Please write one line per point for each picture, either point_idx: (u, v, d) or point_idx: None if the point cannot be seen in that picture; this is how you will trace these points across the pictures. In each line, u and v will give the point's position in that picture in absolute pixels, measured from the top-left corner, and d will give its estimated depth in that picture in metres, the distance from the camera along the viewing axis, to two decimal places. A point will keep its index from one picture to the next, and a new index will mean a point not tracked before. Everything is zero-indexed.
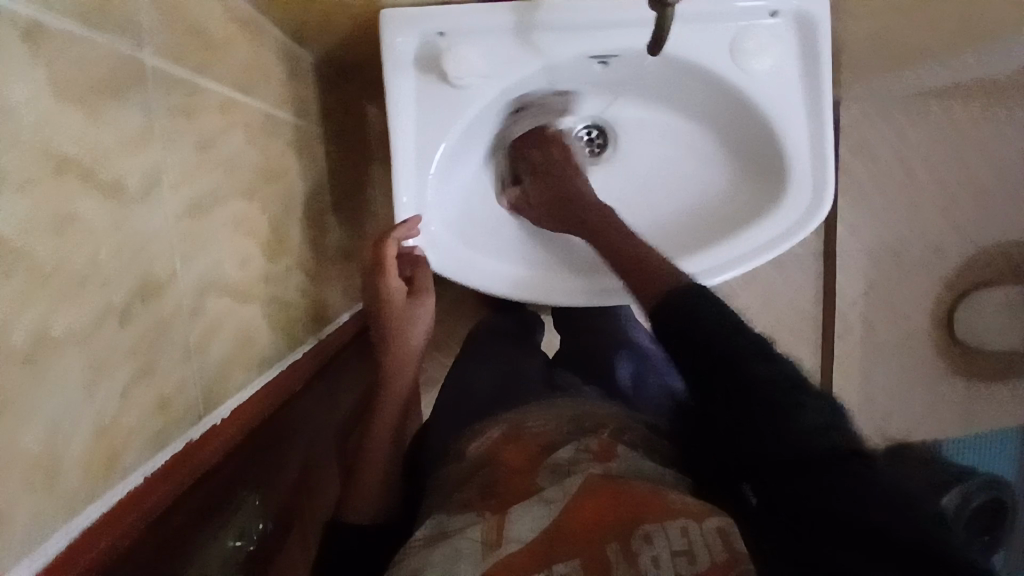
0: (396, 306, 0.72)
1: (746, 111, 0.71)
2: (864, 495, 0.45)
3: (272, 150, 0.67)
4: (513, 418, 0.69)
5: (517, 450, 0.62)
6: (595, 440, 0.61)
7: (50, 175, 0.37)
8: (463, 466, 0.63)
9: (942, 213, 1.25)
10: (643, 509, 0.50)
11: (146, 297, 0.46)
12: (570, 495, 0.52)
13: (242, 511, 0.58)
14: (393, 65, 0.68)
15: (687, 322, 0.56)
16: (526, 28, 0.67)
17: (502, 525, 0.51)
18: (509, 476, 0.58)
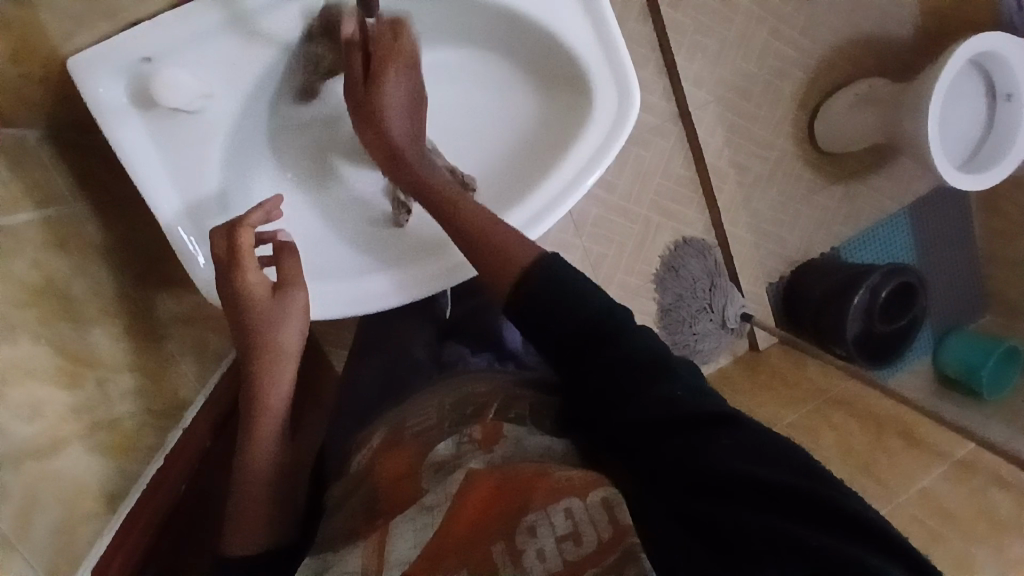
0: (259, 306, 0.59)
1: (526, 26, 0.65)
2: (739, 454, 0.45)
3: (17, 268, 0.55)
4: (393, 421, 0.66)
5: (395, 458, 0.58)
6: (478, 426, 0.57)
7: None
8: (349, 484, 0.60)
9: (773, 33, 1.22)
10: (526, 493, 0.47)
11: None
12: (450, 497, 0.48)
13: None
14: (107, 116, 0.55)
15: (556, 302, 0.53)
16: (241, 19, 0.56)
17: (383, 547, 0.48)
18: (389, 487, 0.55)
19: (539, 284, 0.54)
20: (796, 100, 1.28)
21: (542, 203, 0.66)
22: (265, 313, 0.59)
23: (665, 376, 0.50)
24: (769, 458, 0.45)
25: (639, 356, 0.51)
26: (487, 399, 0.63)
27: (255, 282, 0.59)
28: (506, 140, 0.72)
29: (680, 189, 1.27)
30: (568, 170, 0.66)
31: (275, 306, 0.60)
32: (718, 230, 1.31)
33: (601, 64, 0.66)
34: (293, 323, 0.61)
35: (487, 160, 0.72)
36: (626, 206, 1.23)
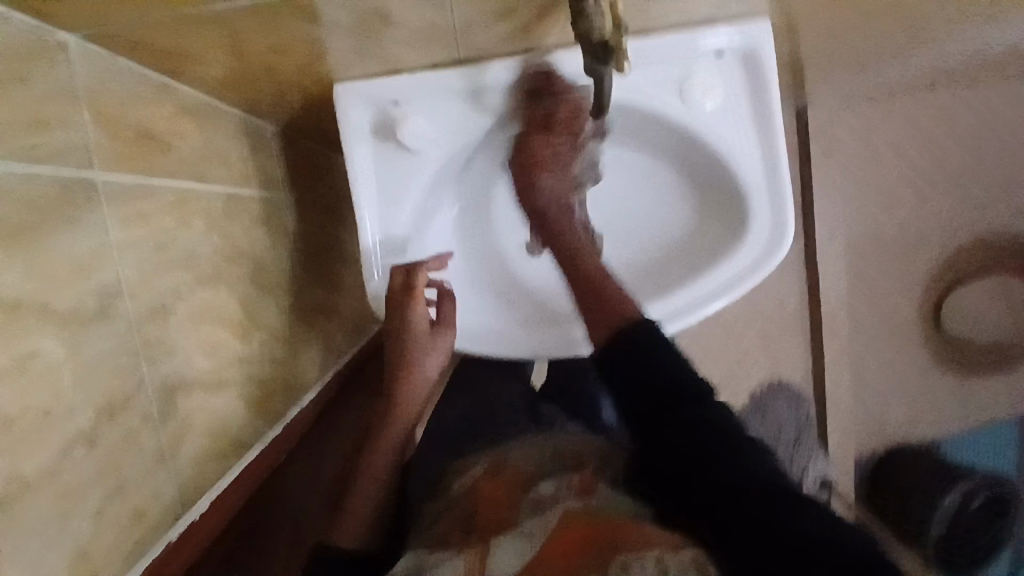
0: (418, 334, 0.73)
1: (703, 150, 0.72)
2: (819, 522, 0.47)
3: (237, 230, 0.67)
4: (495, 456, 0.73)
5: (495, 484, 0.65)
6: (577, 477, 0.62)
7: (4, 319, 0.38)
8: (448, 500, 0.67)
9: (918, 206, 1.25)
10: (619, 538, 0.51)
11: (114, 412, 0.46)
12: (550, 530, 0.54)
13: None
14: (352, 137, 0.69)
15: (643, 355, 0.55)
16: (476, 92, 0.68)
17: (484, 557, 0.55)
18: (486, 508, 0.62)
19: (638, 334, 0.56)
20: (927, 276, 1.27)
21: (677, 306, 0.72)
22: (419, 339, 0.73)
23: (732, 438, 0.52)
24: (840, 526, 0.47)
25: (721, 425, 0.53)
26: (585, 454, 0.68)
27: (419, 314, 0.72)
28: (656, 244, 0.79)
29: (789, 330, 1.28)
30: (700, 288, 0.72)
31: (430, 339, 0.73)
32: (818, 380, 1.30)
33: (760, 203, 0.71)
34: (439, 353, 0.74)
35: (633, 256, 0.78)
36: (729, 329, 1.27)
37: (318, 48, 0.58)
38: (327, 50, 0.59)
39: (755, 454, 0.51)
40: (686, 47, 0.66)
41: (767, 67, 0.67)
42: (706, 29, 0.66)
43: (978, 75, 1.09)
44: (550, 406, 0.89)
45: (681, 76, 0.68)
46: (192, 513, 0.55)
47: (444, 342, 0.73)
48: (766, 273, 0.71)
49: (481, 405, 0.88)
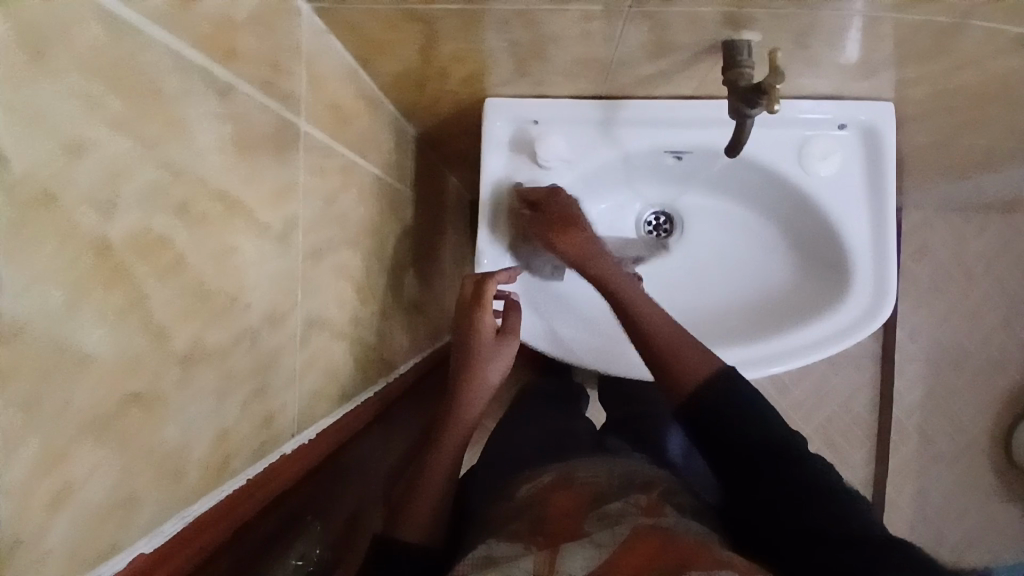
0: (484, 341, 0.77)
1: (809, 210, 0.76)
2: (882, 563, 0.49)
3: (375, 208, 0.75)
4: (563, 469, 0.72)
5: (565, 496, 0.64)
6: (644, 499, 0.63)
7: (222, 212, 0.45)
8: (511, 505, 0.66)
9: (1003, 323, 1.24)
10: (690, 559, 0.51)
11: (272, 321, 0.52)
12: (618, 543, 0.53)
13: (302, 538, 0.60)
14: (490, 146, 0.76)
15: (715, 401, 0.62)
16: (609, 123, 0.75)
17: (553, 563, 0.52)
18: (557, 515, 0.61)
19: (713, 384, 0.63)
20: (1004, 396, 1.24)
21: (766, 352, 0.74)
22: (485, 347, 0.77)
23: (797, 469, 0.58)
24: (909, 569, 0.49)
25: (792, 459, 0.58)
26: (650, 481, 0.69)
27: (486, 322, 0.77)
28: (749, 294, 0.82)
29: (854, 424, 1.26)
30: (794, 338, 0.74)
31: (496, 345, 0.77)
32: (878, 483, 1.26)
33: (865, 269, 0.74)
34: (503, 361, 0.77)
35: (726, 303, 0.82)
36: (791, 413, 1.27)
37: (488, 62, 0.67)
38: (497, 65, 0.67)
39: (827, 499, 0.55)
40: (812, 113, 0.72)
41: (887, 142, 0.72)
42: (832, 102, 0.72)
43: None
44: (612, 437, 0.90)
45: (803, 139, 0.74)
46: (303, 436, 0.60)
47: (509, 349, 0.77)
48: (862, 335, 0.72)
49: (547, 426, 0.90)
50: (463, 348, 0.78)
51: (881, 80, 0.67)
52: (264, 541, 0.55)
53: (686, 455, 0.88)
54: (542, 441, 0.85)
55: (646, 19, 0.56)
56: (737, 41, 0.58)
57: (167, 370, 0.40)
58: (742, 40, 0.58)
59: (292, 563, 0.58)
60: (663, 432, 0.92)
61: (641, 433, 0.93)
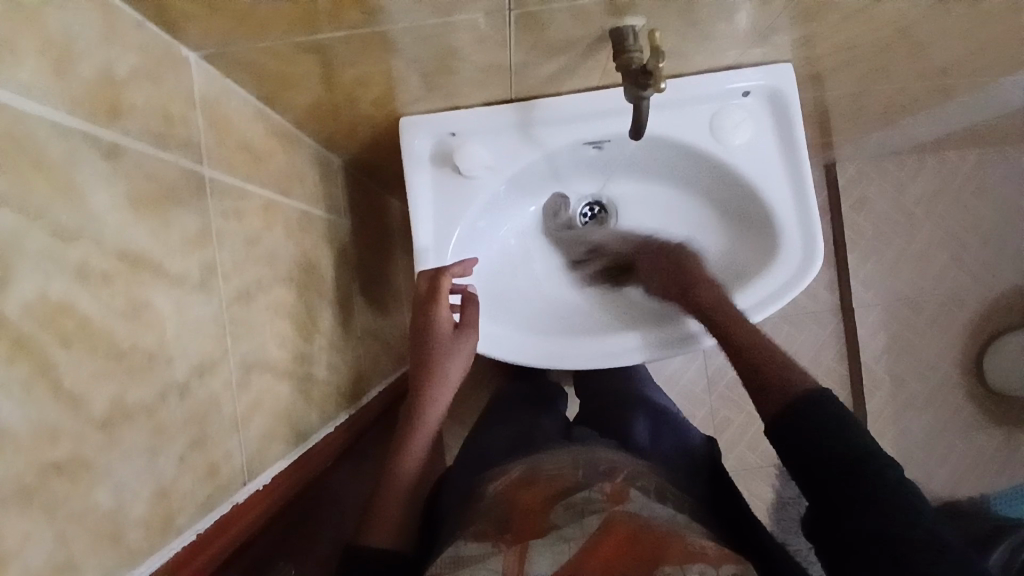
0: (441, 337, 0.75)
1: (730, 179, 0.78)
2: None
3: (307, 243, 0.74)
4: (530, 463, 0.72)
5: (532, 492, 0.64)
6: (609, 484, 0.63)
7: (127, 270, 0.45)
8: (481, 503, 0.66)
9: (952, 259, 1.26)
10: (661, 550, 0.52)
11: (202, 371, 0.52)
12: (588, 535, 0.53)
13: None
14: (412, 164, 0.76)
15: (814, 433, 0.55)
16: (526, 124, 0.76)
17: (522, 560, 0.52)
18: (523, 514, 0.60)
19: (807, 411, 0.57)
20: (965, 330, 1.26)
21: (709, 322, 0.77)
22: (442, 343, 0.74)
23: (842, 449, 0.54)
24: None
25: (848, 447, 0.54)
26: (617, 465, 0.69)
27: (442, 319, 0.75)
28: None
29: (827, 379, 1.27)
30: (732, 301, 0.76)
31: (453, 341, 0.75)
32: None
33: (789, 227, 0.75)
34: (461, 356, 0.75)
35: None
36: None
37: (392, 84, 0.67)
38: (403, 85, 0.68)
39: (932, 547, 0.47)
40: (717, 86, 0.74)
41: (791, 103, 0.74)
42: (733, 70, 0.74)
43: (1003, 130, 1.14)
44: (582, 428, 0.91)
45: (712, 111, 0.76)
46: (256, 483, 0.59)
47: (466, 345, 0.75)
48: (796, 291, 0.74)
49: (517, 425, 0.90)
50: (421, 344, 0.76)
51: (774, 44, 0.69)
52: None
53: (654, 434, 0.87)
54: (511, 441, 0.85)
55: (531, 19, 0.57)
56: (620, 28, 0.60)
57: (90, 435, 0.40)
58: (625, 26, 0.59)
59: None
60: (630, 414, 0.92)
61: (610, 421, 0.92)
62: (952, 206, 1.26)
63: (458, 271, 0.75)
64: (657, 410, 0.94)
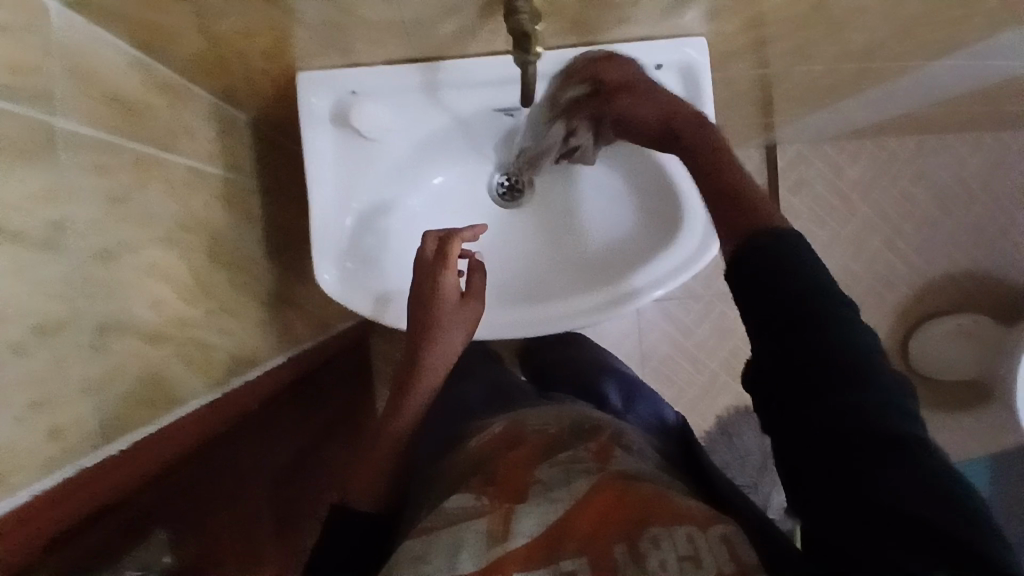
0: (445, 301, 0.72)
1: (641, 153, 0.77)
2: (937, 494, 0.40)
3: (197, 202, 0.71)
4: (515, 416, 0.73)
5: (522, 449, 0.63)
6: (594, 443, 0.64)
7: None
8: (464, 456, 0.67)
9: (886, 243, 1.26)
10: (650, 512, 0.50)
11: (44, 332, 0.50)
12: (576, 496, 0.53)
13: (151, 544, 0.59)
14: (310, 123, 0.73)
15: (771, 263, 0.51)
16: (431, 86, 0.73)
17: (507, 518, 0.52)
18: (505, 471, 0.60)
19: (762, 242, 0.52)
20: (896, 313, 1.27)
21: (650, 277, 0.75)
22: (447, 308, 0.72)
23: (795, 287, 0.49)
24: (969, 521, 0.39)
25: (799, 284, 0.49)
26: (601, 423, 0.71)
27: (449, 282, 0.72)
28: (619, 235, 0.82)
29: None
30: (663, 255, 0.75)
31: (458, 308, 0.73)
32: None
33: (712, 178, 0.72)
34: (462, 330, 0.73)
35: (599, 243, 0.83)
36: (700, 354, 1.31)
37: (281, 37, 0.64)
38: (294, 40, 0.65)
39: (874, 403, 0.44)
40: (627, 55, 0.72)
41: (703, 78, 0.73)
42: (645, 41, 0.72)
43: (940, 117, 1.13)
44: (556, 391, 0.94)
45: None
46: (106, 450, 0.56)
47: (469, 313, 0.73)
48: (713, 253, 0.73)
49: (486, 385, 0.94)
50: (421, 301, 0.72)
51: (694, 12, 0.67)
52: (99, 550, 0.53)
53: (623, 394, 0.94)
54: (484, 399, 0.90)
55: None
56: None
57: None
58: None
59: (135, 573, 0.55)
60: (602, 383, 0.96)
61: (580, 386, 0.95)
62: (891, 190, 1.26)
63: (470, 235, 0.72)
64: (626, 378, 0.98)
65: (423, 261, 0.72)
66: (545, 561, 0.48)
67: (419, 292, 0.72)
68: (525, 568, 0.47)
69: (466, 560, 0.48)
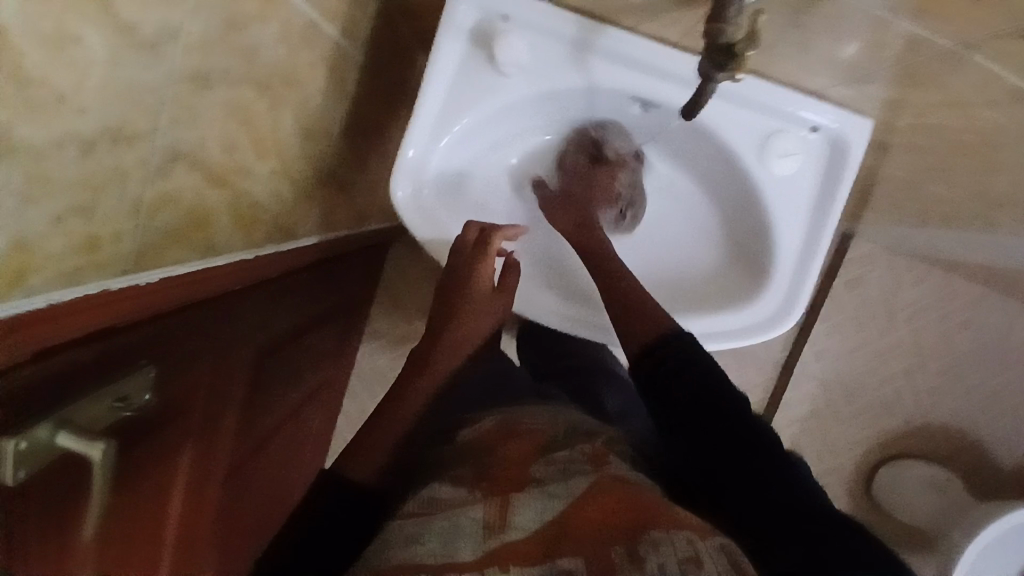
0: (479, 290, 0.69)
1: (751, 204, 0.73)
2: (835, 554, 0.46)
3: (304, 57, 0.66)
4: (508, 414, 0.67)
5: (514, 444, 0.59)
6: (590, 446, 0.58)
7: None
8: (456, 447, 0.62)
9: (904, 372, 1.25)
10: (648, 513, 0.48)
11: (116, 138, 0.45)
12: (576, 495, 0.50)
13: (142, 374, 0.54)
14: (449, 27, 0.67)
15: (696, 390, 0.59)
16: (585, 46, 0.68)
17: (506, 510, 0.51)
18: (504, 464, 0.56)
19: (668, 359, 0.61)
20: (880, 438, 1.28)
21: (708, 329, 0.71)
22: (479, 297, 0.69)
23: (722, 410, 0.58)
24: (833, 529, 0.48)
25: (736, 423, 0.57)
26: (598, 428, 0.64)
27: (488, 272, 0.69)
28: (693, 279, 0.76)
29: None
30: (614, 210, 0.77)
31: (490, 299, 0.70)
32: None
33: (805, 266, 0.71)
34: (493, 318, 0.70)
35: (661, 268, 0.77)
36: None
37: None
38: None
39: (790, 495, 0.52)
40: (786, 104, 0.69)
41: (849, 159, 0.70)
42: (810, 99, 0.69)
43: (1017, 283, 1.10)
44: (554, 388, 0.86)
45: (772, 130, 0.70)
46: (105, 283, 0.51)
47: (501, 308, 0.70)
48: (778, 335, 0.71)
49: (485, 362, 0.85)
50: (456, 284, 0.69)
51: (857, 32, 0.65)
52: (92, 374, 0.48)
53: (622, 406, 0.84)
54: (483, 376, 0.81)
55: None
56: None
57: None
58: None
59: (111, 404, 0.50)
60: (601, 390, 0.88)
61: (581, 389, 0.87)
62: (931, 323, 1.24)
63: (513, 233, 0.71)
64: (622, 388, 0.90)
65: (466, 249, 0.70)
66: (540, 558, 0.46)
67: (456, 276, 0.69)
68: (522, 563, 0.46)
69: (465, 549, 0.48)
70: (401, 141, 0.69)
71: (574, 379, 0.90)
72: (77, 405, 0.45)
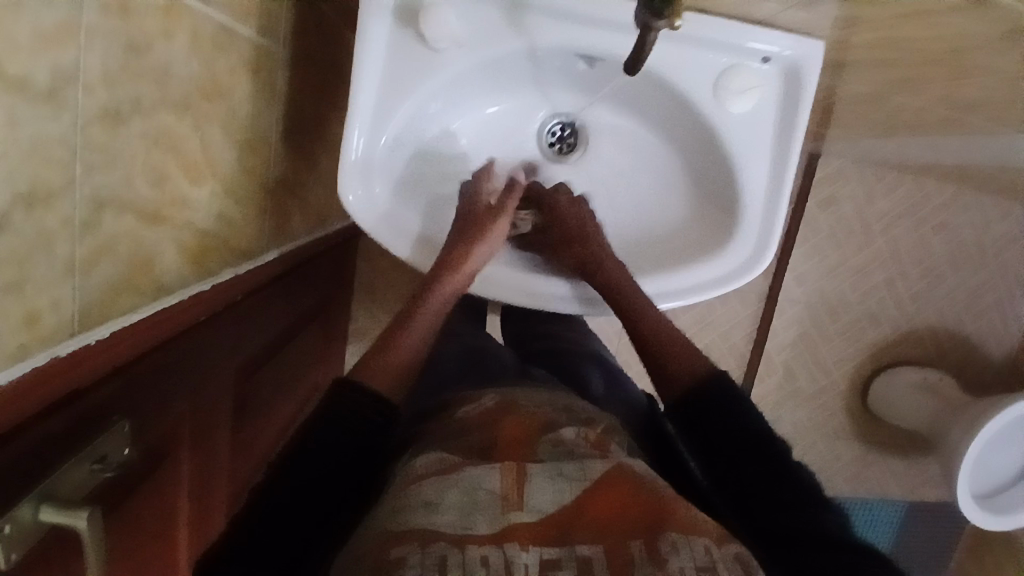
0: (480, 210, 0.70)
1: (714, 148, 0.72)
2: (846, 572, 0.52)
3: (220, 67, 0.61)
4: (508, 393, 0.65)
5: (515, 421, 0.57)
6: (592, 430, 0.58)
7: None
8: (449, 427, 0.60)
9: (886, 282, 1.26)
10: (667, 510, 0.49)
11: (31, 202, 0.41)
12: (591, 481, 0.50)
13: (111, 437, 0.53)
14: (370, 8, 0.64)
15: (716, 417, 0.61)
16: (518, 8, 0.66)
17: (522, 487, 0.49)
18: (507, 442, 0.54)
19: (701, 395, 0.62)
20: (870, 349, 1.29)
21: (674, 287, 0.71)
22: (480, 214, 0.70)
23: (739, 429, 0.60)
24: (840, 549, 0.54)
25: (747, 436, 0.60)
26: (596, 415, 0.64)
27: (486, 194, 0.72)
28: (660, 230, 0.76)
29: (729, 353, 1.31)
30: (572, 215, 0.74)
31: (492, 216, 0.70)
32: None
33: (775, 201, 0.70)
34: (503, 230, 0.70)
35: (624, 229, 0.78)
36: None
37: None
38: None
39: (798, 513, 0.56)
40: (736, 38, 0.67)
41: (807, 85, 0.68)
42: (758, 29, 0.66)
43: (986, 179, 1.10)
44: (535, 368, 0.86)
45: (723, 68, 0.68)
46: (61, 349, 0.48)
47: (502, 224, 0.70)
48: (757, 274, 0.70)
49: (463, 344, 0.85)
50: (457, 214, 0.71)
51: None
52: (48, 458, 0.47)
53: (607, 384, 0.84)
54: (461, 363, 0.81)
55: None
56: None
57: None
58: None
59: (87, 469, 0.51)
60: (585, 367, 0.87)
61: (562, 366, 0.87)
62: (908, 228, 1.23)
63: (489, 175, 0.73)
64: (608, 370, 0.89)
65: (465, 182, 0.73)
66: (557, 543, 0.46)
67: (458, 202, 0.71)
68: (536, 544, 0.46)
69: (480, 524, 0.47)
70: (342, 140, 0.66)
71: (555, 358, 0.89)
72: (54, 477, 0.47)
